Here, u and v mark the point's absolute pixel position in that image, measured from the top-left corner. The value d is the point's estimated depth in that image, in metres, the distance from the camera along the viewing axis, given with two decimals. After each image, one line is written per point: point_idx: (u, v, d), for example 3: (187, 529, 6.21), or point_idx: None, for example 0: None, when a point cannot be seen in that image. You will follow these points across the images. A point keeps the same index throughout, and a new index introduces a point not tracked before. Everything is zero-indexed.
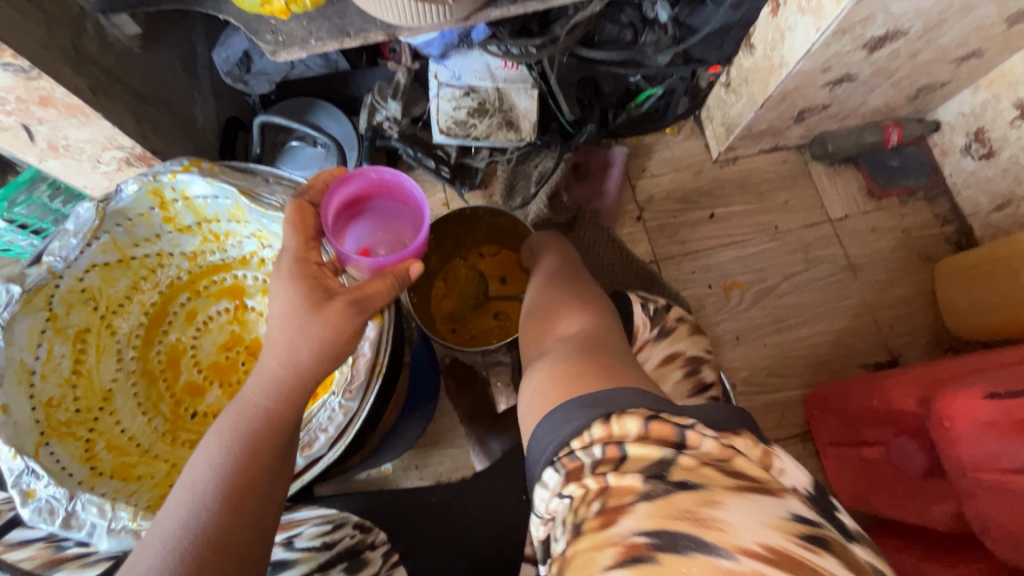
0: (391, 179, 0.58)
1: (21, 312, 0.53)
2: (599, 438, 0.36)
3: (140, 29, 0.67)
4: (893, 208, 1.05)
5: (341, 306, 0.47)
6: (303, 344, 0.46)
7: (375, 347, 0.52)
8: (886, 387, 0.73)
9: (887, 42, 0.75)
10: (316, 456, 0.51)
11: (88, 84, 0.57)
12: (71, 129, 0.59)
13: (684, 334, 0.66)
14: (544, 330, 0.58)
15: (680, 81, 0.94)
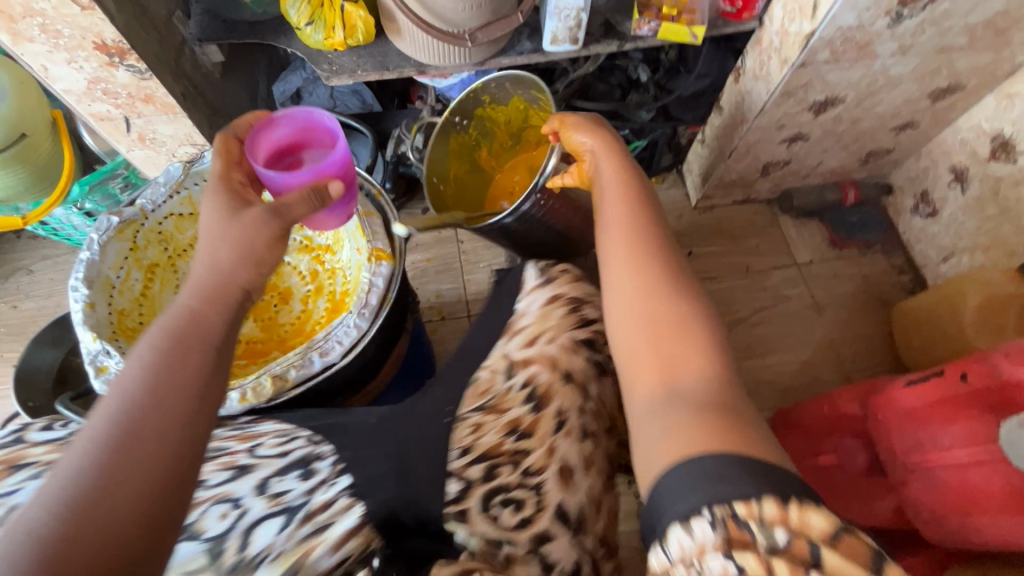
0: (307, 120, 0.65)
1: (114, 238, 0.67)
2: (775, 519, 0.34)
3: (222, 59, 0.84)
4: (854, 257, 1.16)
5: (258, 213, 0.53)
6: (224, 244, 0.53)
7: (386, 282, 0.64)
8: (835, 397, 0.80)
9: (829, 107, 0.91)
10: (332, 361, 0.62)
11: (181, 92, 0.73)
12: (160, 124, 0.74)
13: (568, 281, 0.68)
14: (660, 349, 0.48)
15: (662, 134, 1.10)
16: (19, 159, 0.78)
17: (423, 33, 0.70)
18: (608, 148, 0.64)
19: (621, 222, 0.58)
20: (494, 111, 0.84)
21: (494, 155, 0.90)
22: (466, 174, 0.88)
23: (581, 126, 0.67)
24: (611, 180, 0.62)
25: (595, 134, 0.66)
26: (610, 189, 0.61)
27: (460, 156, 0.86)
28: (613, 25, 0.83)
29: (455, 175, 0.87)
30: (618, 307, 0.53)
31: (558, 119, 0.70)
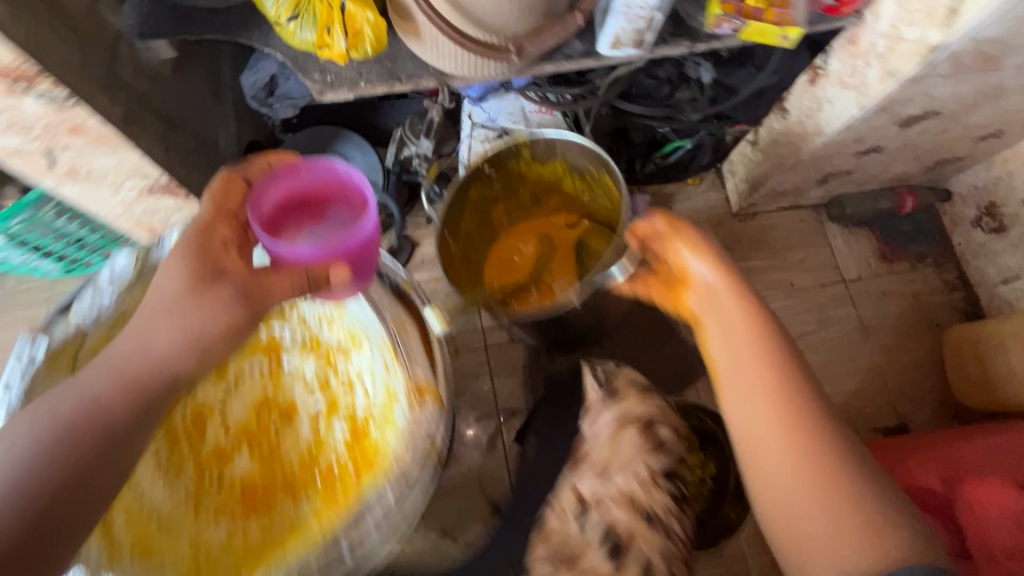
0: (346, 179, 0.55)
1: (44, 370, 0.59)
2: None
3: (173, 53, 0.64)
4: (904, 272, 1.06)
5: (226, 292, 0.49)
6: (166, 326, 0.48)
7: (436, 438, 0.60)
8: (906, 465, 0.72)
9: (920, 120, 0.77)
10: (370, 539, 0.59)
11: (121, 114, 0.54)
12: (96, 157, 0.55)
13: (633, 397, 0.64)
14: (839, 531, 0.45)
15: (709, 136, 0.95)
16: None
17: (453, 44, 0.52)
18: (729, 281, 0.54)
19: (757, 384, 0.50)
20: (525, 166, 0.77)
21: (510, 214, 0.83)
22: (474, 231, 0.81)
23: (693, 249, 0.56)
24: (745, 339, 0.52)
25: (712, 268, 0.55)
26: (741, 345, 0.52)
27: (476, 213, 0.79)
28: (680, 19, 0.66)
29: (465, 232, 0.79)
30: (770, 486, 0.49)
31: (666, 223, 0.58)
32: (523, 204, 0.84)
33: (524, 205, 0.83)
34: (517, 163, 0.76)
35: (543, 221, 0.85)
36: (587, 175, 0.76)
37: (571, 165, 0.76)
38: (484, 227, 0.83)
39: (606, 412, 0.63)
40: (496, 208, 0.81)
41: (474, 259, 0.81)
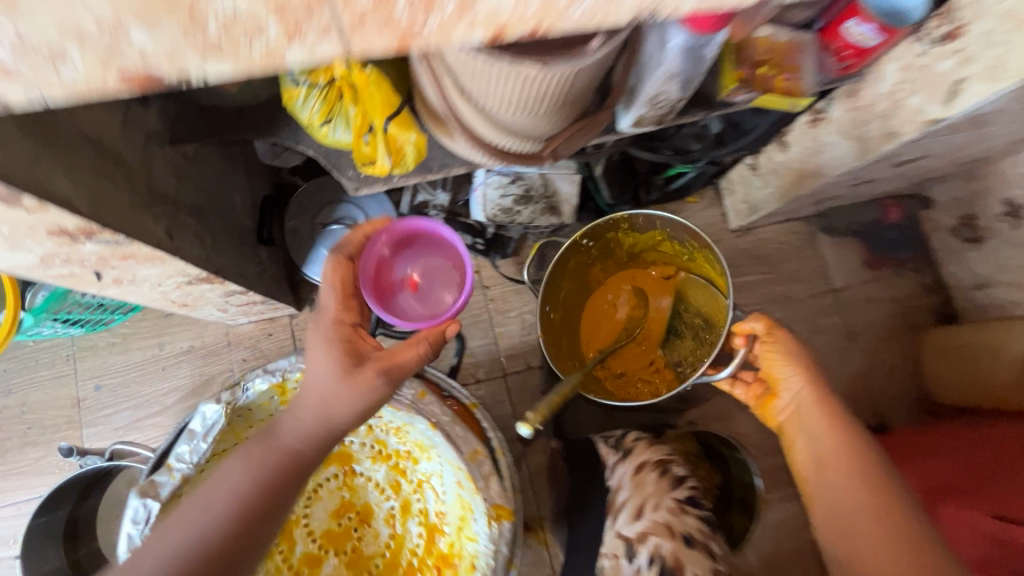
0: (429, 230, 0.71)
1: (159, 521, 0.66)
2: None
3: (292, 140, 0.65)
4: (887, 278, 1.13)
5: (370, 375, 0.57)
6: (315, 404, 0.58)
7: (510, 547, 0.68)
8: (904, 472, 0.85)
9: (913, 162, 0.81)
10: None
11: (165, 230, 0.55)
12: (141, 269, 0.56)
13: (643, 448, 0.77)
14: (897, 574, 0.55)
15: (709, 165, 0.99)
16: None
17: (479, 153, 0.56)
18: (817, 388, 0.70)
19: (839, 463, 0.64)
20: (624, 233, 0.86)
21: (604, 271, 0.93)
22: (571, 293, 0.90)
23: (787, 353, 0.72)
24: (820, 426, 0.67)
25: (803, 371, 0.71)
26: (827, 449, 0.65)
27: (574, 278, 0.88)
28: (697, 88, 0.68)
29: (562, 297, 0.89)
30: (849, 547, 0.59)
31: (766, 326, 0.73)
32: (617, 261, 0.92)
33: (617, 261, 0.93)
34: (614, 232, 0.85)
35: (638, 271, 0.94)
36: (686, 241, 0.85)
37: (671, 235, 0.85)
38: (581, 286, 0.92)
39: (622, 465, 0.76)
40: (593, 269, 0.91)
41: (571, 318, 0.91)
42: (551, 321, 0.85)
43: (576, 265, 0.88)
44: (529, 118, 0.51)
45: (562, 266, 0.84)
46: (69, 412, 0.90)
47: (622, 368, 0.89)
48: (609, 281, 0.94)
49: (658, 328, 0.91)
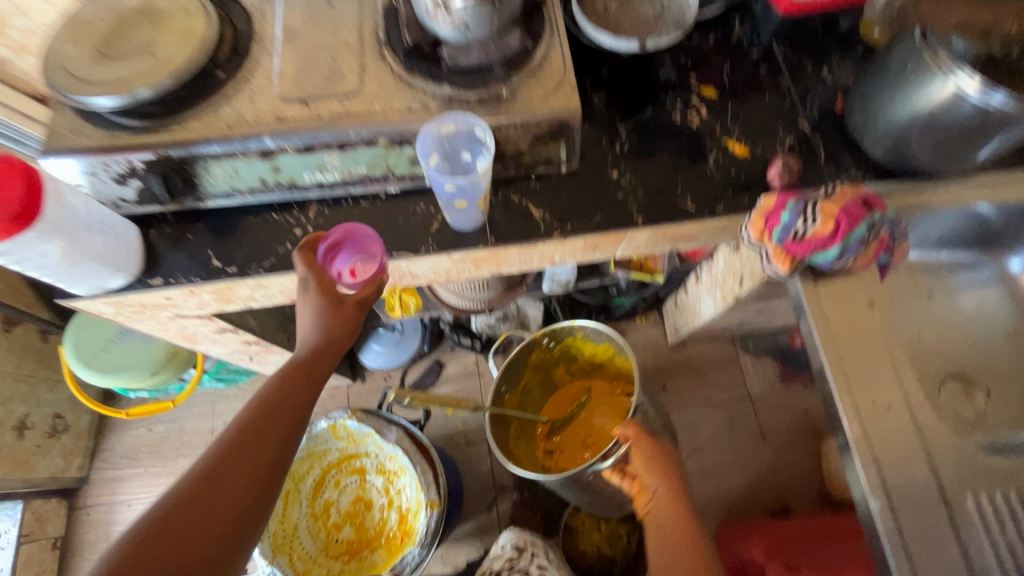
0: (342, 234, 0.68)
1: None
2: None
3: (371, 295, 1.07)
4: (799, 391, 1.43)
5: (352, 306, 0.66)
6: (313, 329, 0.64)
7: (430, 526, 0.86)
8: (764, 528, 1.14)
9: (766, 310, 1.17)
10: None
11: (286, 336, 1.05)
12: (272, 355, 1.06)
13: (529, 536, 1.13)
14: None
15: (642, 300, 1.39)
16: (173, 367, 1.12)
17: (449, 308, 1.05)
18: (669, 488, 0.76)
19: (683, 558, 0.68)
20: (584, 342, 1.07)
21: (568, 370, 1.15)
22: (535, 384, 1.14)
23: (649, 457, 0.79)
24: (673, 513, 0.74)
25: (660, 474, 0.77)
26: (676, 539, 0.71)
27: (537, 371, 1.11)
28: (596, 265, 1.10)
29: (523, 386, 1.11)
30: None
31: (633, 430, 0.80)
32: (580, 365, 1.14)
33: (580, 366, 1.16)
34: (571, 342, 1.07)
35: (599, 378, 1.15)
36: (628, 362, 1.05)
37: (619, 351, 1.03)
38: (547, 379, 1.15)
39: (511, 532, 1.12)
40: (555, 369, 1.14)
41: (530, 405, 1.15)
42: (506, 399, 1.08)
43: (541, 362, 1.11)
44: (472, 295, 1.00)
45: (525, 360, 1.07)
46: (206, 437, 1.40)
47: (560, 457, 1.10)
48: (571, 381, 1.17)
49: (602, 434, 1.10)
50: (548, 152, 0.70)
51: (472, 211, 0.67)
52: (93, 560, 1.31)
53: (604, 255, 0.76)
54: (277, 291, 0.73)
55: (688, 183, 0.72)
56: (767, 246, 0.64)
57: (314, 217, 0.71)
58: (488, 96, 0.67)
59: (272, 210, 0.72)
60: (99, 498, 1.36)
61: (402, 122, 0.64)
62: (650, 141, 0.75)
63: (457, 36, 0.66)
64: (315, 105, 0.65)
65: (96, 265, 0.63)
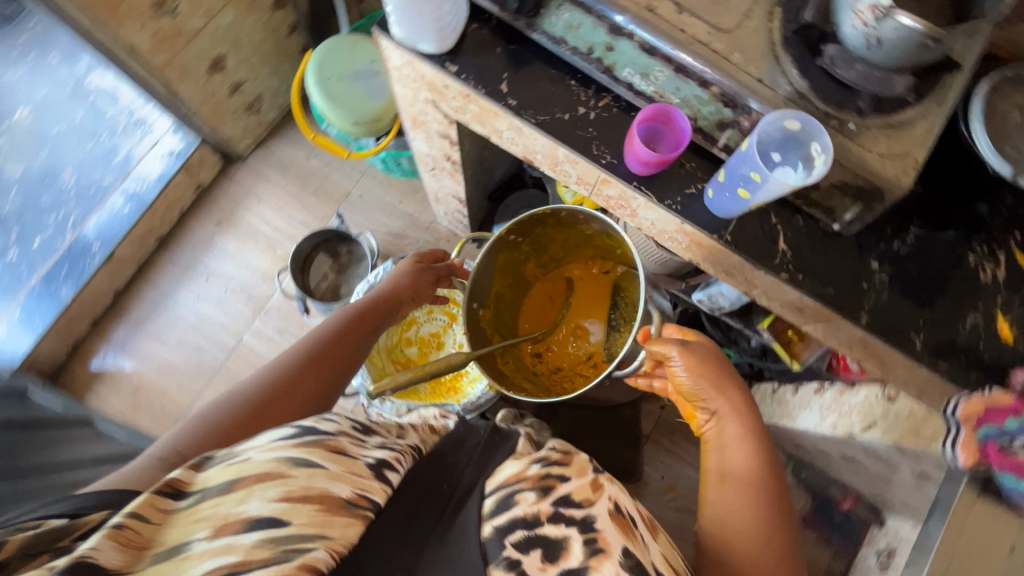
0: (665, 117, 0.67)
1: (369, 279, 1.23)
2: (614, 523, 0.56)
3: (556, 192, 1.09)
4: (808, 541, 1.39)
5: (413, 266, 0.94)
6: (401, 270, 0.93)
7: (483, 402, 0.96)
8: None
9: (855, 460, 1.12)
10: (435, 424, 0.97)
11: (470, 173, 1.11)
12: (448, 180, 1.12)
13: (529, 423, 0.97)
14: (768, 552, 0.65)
15: (745, 368, 1.36)
16: (371, 131, 1.21)
17: None
18: (726, 402, 0.76)
19: (741, 490, 0.70)
20: (551, 222, 0.93)
21: (540, 263, 1.03)
22: (506, 288, 1.00)
23: (699, 371, 0.76)
24: (738, 441, 0.74)
25: (718, 391, 0.76)
26: (736, 473, 0.71)
27: (505, 273, 0.98)
28: (750, 314, 1.08)
29: (494, 296, 0.96)
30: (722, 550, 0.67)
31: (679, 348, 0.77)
32: (551, 257, 1.03)
33: (550, 258, 1.04)
34: (543, 228, 0.93)
35: (576, 267, 1.05)
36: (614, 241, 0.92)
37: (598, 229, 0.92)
38: (517, 281, 1.02)
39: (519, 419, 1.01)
40: (528, 262, 1.01)
41: (505, 312, 1.01)
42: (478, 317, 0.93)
43: (509, 261, 0.98)
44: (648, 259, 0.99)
45: (489, 260, 0.91)
46: (340, 197, 1.53)
47: (553, 356, 1.02)
48: (540, 277, 1.05)
49: (593, 321, 1.03)
50: (835, 203, 0.67)
51: (740, 203, 0.65)
52: (213, 222, 1.52)
53: (795, 320, 0.74)
54: (523, 149, 0.77)
55: (930, 322, 0.68)
56: (963, 430, 0.60)
57: (600, 107, 0.71)
58: (834, 118, 0.63)
59: (572, 77, 0.72)
60: (242, 178, 1.54)
61: (745, 87, 0.63)
62: (926, 261, 0.69)
63: (858, 46, 0.61)
64: (686, 19, 0.64)
65: (428, 24, 0.67)
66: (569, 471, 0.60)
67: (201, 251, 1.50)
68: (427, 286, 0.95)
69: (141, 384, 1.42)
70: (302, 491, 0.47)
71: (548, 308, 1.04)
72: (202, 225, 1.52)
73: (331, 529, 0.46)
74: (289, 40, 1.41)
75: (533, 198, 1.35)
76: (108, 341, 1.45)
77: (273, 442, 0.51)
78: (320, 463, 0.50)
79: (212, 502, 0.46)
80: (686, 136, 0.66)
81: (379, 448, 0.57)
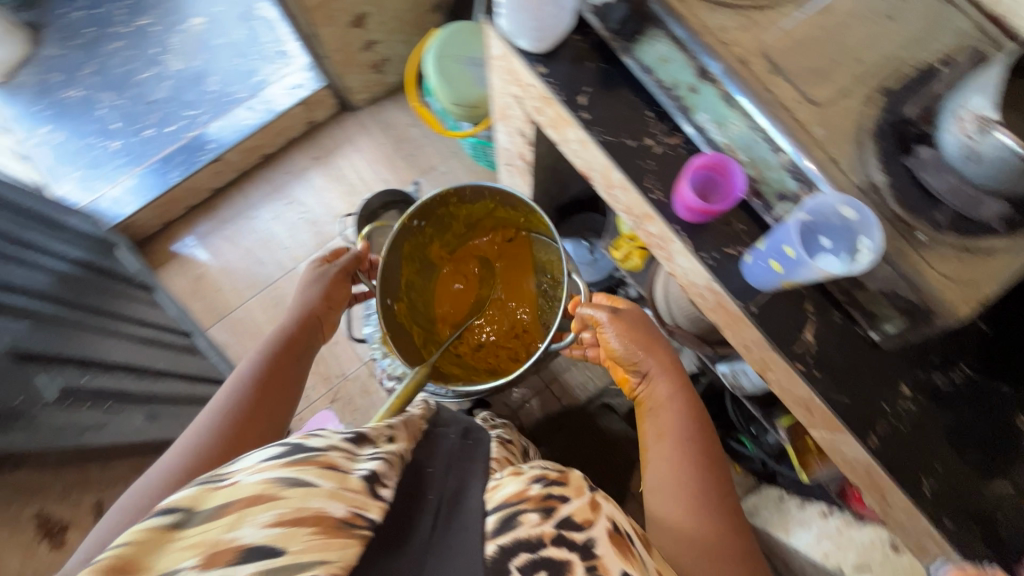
0: (720, 169, 0.67)
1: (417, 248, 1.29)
2: (610, 546, 0.55)
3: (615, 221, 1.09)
4: None
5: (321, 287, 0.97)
6: (310, 294, 0.97)
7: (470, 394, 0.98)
8: None
9: None
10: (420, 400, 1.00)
11: (542, 178, 1.13)
12: (519, 179, 1.16)
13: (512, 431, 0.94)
14: (698, 497, 0.71)
15: (754, 465, 1.25)
16: (467, 115, 1.27)
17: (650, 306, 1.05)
18: (655, 362, 0.84)
19: (678, 442, 0.77)
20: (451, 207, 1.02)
21: (444, 246, 1.09)
22: (413, 279, 1.05)
23: (632, 336, 0.84)
24: (670, 402, 0.81)
25: (649, 351, 0.84)
26: (669, 430, 0.78)
27: (411, 262, 1.02)
28: (772, 406, 0.99)
29: (403, 288, 1.01)
30: (659, 501, 0.73)
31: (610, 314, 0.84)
32: (451, 238, 1.09)
33: (451, 239, 1.10)
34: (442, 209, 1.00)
35: (476, 246, 1.13)
36: (518, 209, 1.01)
37: (502, 203, 1.01)
38: (422, 269, 1.07)
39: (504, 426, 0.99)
40: (431, 246, 1.06)
41: (419, 303, 1.06)
42: (395, 313, 0.97)
43: (414, 250, 1.02)
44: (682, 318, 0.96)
45: (398, 248, 0.97)
46: (425, 168, 1.62)
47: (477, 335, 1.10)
48: (445, 260, 1.11)
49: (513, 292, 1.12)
50: (880, 310, 0.61)
51: (771, 277, 0.62)
52: (311, 157, 1.67)
53: (803, 419, 0.69)
54: (585, 166, 0.78)
55: (947, 474, 0.60)
56: None
57: (667, 145, 0.71)
58: (903, 223, 0.59)
59: (651, 108, 0.72)
60: (349, 126, 1.68)
61: (816, 163, 0.60)
62: (970, 408, 0.63)
63: (954, 156, 0.57)
64: (779, 80, 0.63)
65: (530, 23, 0.71)
66: (569, 492, 0.60)
67: (293, 178, 1.65)
68: (343, 297, 1.01)
69: (204, 275, 1.58)
70: (296, 514, 0.47)
71: (464, 289, 1.12)
72: (302, 156, 1.67)
73: (329, 551, 0.46)
74: (429, 17, 1.52)
75: (595, 223, 1.36)
76: (193, 229, 1.63)
77: (262, 463, 0.52)
78: (313, 481, 0.51)
79: (202, 527, 0.46)
80: (738, 190, 0.66)
81: (368, 460, 0.59)
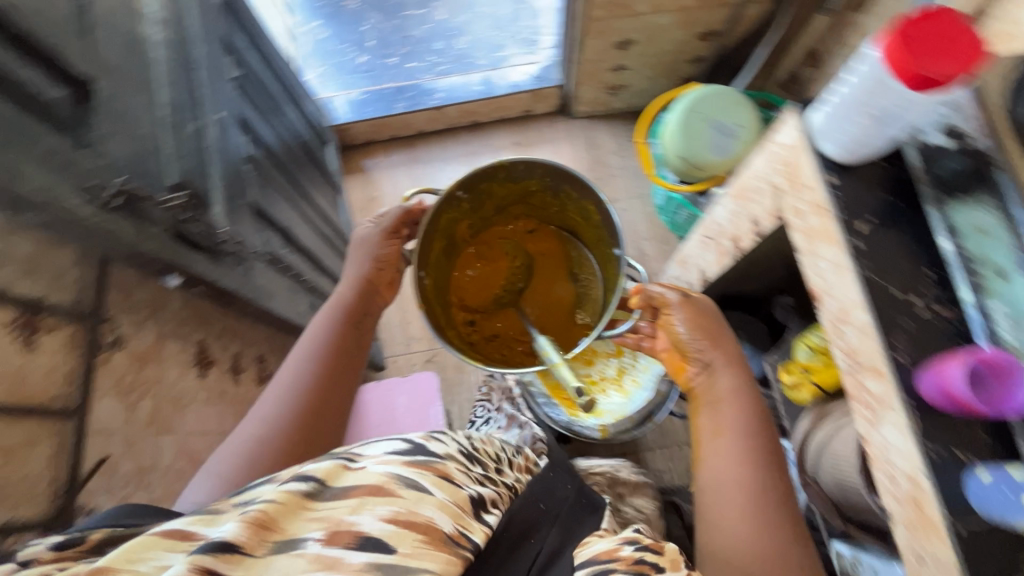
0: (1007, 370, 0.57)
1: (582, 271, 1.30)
2: None
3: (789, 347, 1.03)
4: None
5: (369, 255, 0.85)
6: (362, 261, 0.85)
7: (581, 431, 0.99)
8: None
9: None
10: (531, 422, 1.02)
11: (736, 272, 1.09)
12: (709, 261, 1.12)
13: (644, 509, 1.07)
14: (750, 500, 0.66)
15: None
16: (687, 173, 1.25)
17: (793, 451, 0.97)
18: (718, 353, 0.77)
19: (735, 442, 0.71)
20: (494, 186, 0.85)
21: (473, 227, 0.91)
22: (436, 255, 0.86)
23: (690, 322, 0.77)
24: (732, 398, 0.74)
25: (710, 342, 0.77)
26: (727, 428, 0.72)
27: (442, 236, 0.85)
28: None
29: (430, 262, 0.83)
30: (714, 503, 0.69)
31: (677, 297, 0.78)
32: (483, 216, 0.91)
33: (483, 219, 0.92)
34: (490, 181, 0.83)
35: (502, 228, 0.95)
36: (570, 196, 0.86)
37: (548, 185, 0.85)
38: (449, 245, 0.89)
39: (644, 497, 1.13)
40: (461, 221, 0.88)
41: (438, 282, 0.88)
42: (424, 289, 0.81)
43: (449, 220, 0.85)
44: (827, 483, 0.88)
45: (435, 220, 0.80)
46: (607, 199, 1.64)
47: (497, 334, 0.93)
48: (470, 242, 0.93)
49: (553, 302, 0.93)
50: None
51: (1017, 513, 0.54)
52: (511, 140, 1.75)
53: None
54: (818, 294, 0.74)
55: None
56: None
57: (933, 312, 0.65)
58: None
59: (930, 269, 0.67)
60: (558, 131, 1.73)
61: None
62: None
63: None
64: None
65: (849, 134, 0.67)
66: (663, 561, 0.52)
67: (489, 153, 1.73)
68: (400, 257, 0.88)
69: (378, 198, 1.71)
70: (409, 517, 0.48)
71: (482, 273, 0.92)
72: (505, 138, 1.75)
73: (434, 561, 0.46)
74: (684, 68, 1.52)
75: (753, 329, 1.28)
76: (386, 156, 1.76)
77: (386, 459, 0.55)
78: (428, 489, 0.53)
79: (331, 504, 0.47)
80: (1012, 402, 0.57)
81: (479, 484, 0.62)
